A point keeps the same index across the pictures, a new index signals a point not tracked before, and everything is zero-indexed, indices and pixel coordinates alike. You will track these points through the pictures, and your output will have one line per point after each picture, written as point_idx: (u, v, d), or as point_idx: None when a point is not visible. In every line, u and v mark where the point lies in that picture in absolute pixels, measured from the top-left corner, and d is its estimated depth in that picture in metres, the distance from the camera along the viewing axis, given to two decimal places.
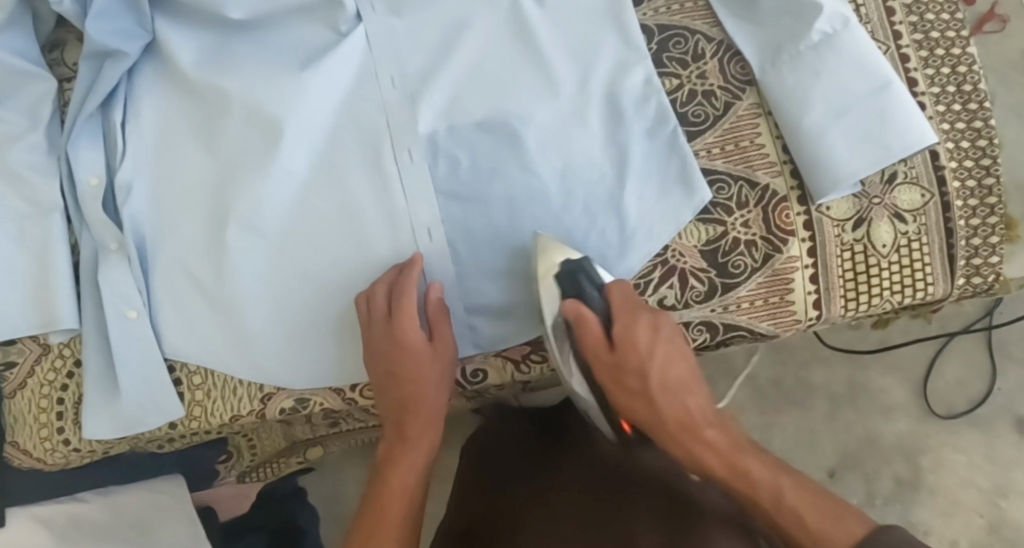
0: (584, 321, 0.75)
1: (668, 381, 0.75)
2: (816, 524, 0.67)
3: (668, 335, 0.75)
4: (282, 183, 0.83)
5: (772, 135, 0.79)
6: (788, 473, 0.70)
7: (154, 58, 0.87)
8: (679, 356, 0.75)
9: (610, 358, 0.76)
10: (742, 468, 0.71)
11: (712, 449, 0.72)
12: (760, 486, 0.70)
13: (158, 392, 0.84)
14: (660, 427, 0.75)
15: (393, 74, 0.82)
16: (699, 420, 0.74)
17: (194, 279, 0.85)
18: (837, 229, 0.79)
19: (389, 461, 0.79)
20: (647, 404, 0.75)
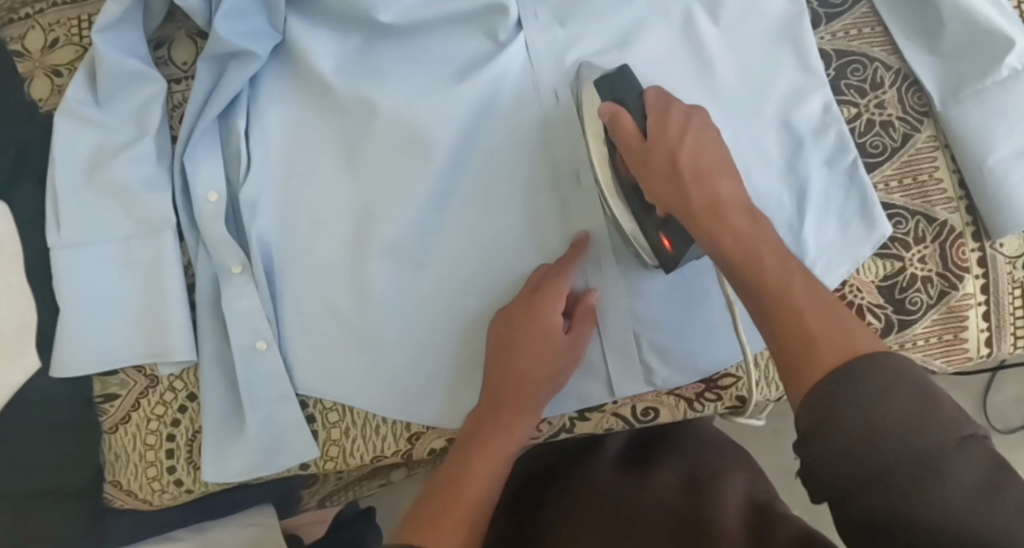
0: (617, 123, 0.66)
1: (700, 160, 0.63)
2: (821, 332, 0.54)
3: (702, 125, 0.65)
4: (436, 205, 0.77)
5: (949, 169, 0.77)
6: (807, 272, 0.58)
7: (282, 63, 0.79)
8: (714, 140, 0.64)
9: (639, 146, 0.65)
10: (755, 253, 0.59)
11: (734, 231, 0.60)
12: (771, 272, 0.57)
13: (288, 430, 0.77)
14: (693, 204, 0.62)
15: (556, 89, 0.77)
16: (759, 242, 0.59)
17: (330, 309, 0.77)
18: (1009, 266, 0.77)
19: (479, 434, 0.70)
20: (678, 191, 0.63)
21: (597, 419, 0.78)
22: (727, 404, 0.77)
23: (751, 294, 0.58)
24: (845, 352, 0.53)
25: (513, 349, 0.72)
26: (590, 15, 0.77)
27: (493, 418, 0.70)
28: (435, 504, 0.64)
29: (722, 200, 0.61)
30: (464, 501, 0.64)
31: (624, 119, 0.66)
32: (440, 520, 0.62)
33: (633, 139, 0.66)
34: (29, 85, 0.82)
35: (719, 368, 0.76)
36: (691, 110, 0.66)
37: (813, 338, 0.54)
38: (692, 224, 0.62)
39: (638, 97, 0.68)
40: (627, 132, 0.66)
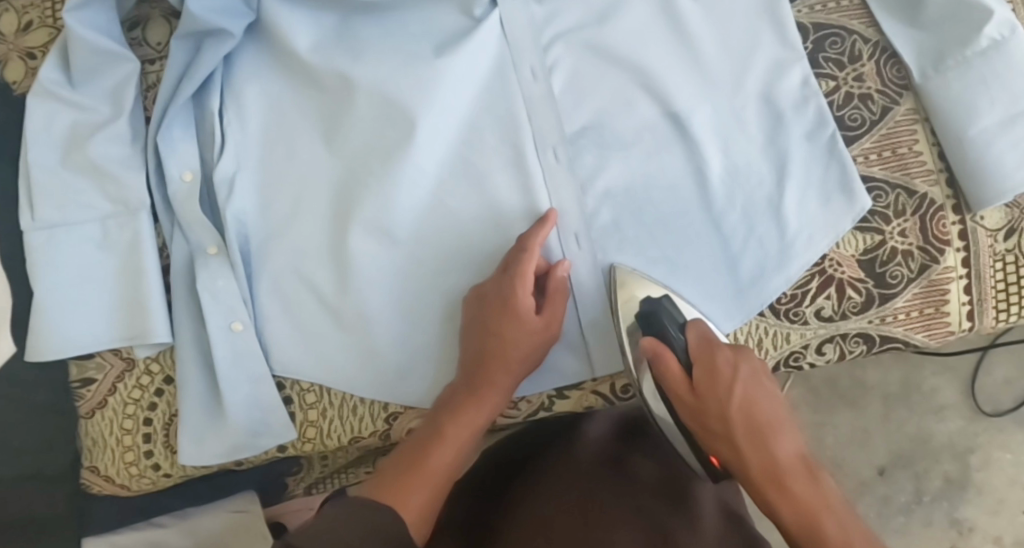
0: (661, 360, 0.68)
1: (754, 420, 0.64)
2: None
3: (752, 377, 0.66)
4: (413, 182, 0.76)
5: (929, 142, 0.77)
6: (872, 546, 0.57)
7: (257, 42, 0.79)
8: (764, 391, 0.65)
9: (689, 398, 0.67)
10: (816, 531, 0.59)
11: (795, 501, 0.61)
12: (835, 545, 0.57)
13: (265, 412, 0.77)
14: (751, 472, 0.63)
15: (534, 66, 0.76)
16: (821, 508, 0.60)
17: (309, 287, 0.77)
18: (990, 240, 0.77)
19: (449, 404, 0.72)
20: (732, 449, 0.64)
21: (576, 397, 0.78)
22: None
23: None
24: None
25: (487, 325, 0.73)
26: None
27: (464, 389, 0.72)
28: (400, 469, 0.67)
29: (779, 466, 0.62)
30: (426, 469, 0.67)
31: (665, 360, 0.68)
32: (403, 485, 0.66)
33: (683, 388, 0.67)
34: (3, 68, 0.82)
35: None
36: (736, 353, 0.67)
37: None
38: (748, 484, 0.63)
39: (683, 347, 0.70)
40: (672, 376, 0.68)
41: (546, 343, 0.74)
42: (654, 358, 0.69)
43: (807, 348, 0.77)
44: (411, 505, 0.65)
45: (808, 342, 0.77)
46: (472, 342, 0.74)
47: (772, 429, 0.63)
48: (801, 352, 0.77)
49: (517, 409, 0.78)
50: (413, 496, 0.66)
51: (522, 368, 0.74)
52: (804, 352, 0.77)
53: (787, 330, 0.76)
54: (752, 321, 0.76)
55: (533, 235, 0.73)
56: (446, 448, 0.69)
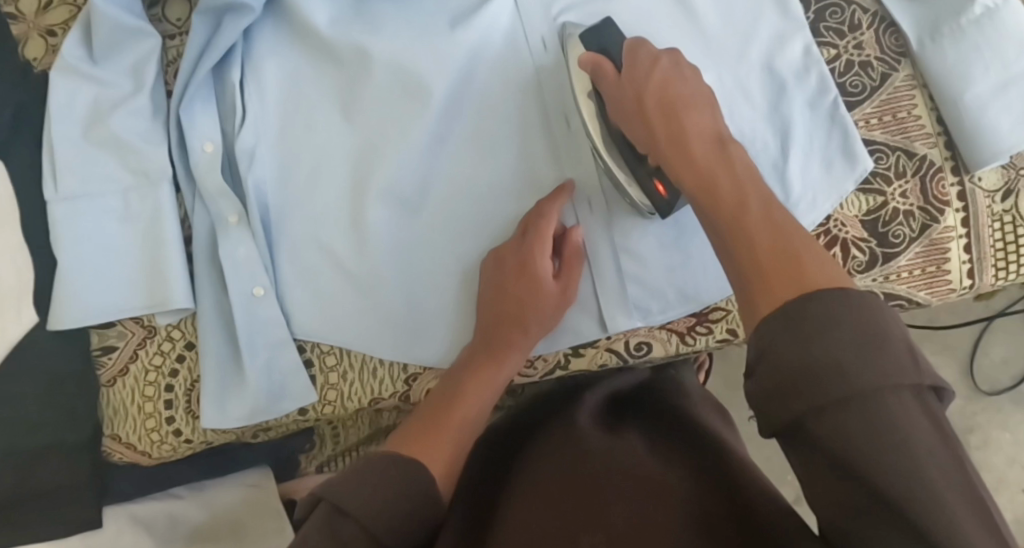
0: (600, 72, 0.71)
1: (670, 94, 0.66)
2: (770, 260, 0.56)
3: (671, 65, 0.68)
4: (430, 150, 0.79)
5: (927, 107, 0.80)
6: (765, 199, 0.60)
7: (276, 17, 0.81)
8: (687, 79, 0.67)
9: (622, 87, 0.69)
10: (713, 193, 0.61)
11: (701, 165, 0.62)
12: (727, 200, 0.60)
13: (286, 375, 0.78)
14: (660, 142, 0.65)
15: (545, 35, 0.79)
16: (720, 175, 0.61)
17: (330, 253, 0.79)
18: (988, 201, 0.80)
19: (469, 367, 0.74)
20: (646, 129, 0.66)
21: (591, 355, 0.79)
22: (718, 337, 0.79)
23: (716, 209, 0.60)
24: (786, 261, 0.56)
25: (503, 291, 0.74)
26: None
27: (482, 353, 0.74)
28: (422, 428, 0.70)
29: (687, 135, 0.64)
30: (449, 430, 0.70)
31: (604, 65, 0.70)
32: (426, 441, 0.68)
33: (610, 68, 0.70)
34: (24, 47, 0.83)
35: (710, 302, 0.77)
36: (661, 52, 0.69)
37: (765, 273, 0.56)
38: (663, 162, 0.65)
39: (620, 47, 0.73)
40: (606, 76, 0.70)
41: (563, 309, 0.76)
42: (593, 66, 0.71)
43: None
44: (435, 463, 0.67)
45: None
46: (489, 307, 0.75)
47: (685, 88, 0.66)
48: None
49: (534, 368, 0.80)
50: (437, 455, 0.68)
51: (541, 333, 0.76)
52: None
53: None
54: None
55: (549, 203, 0.75)
56: (465, 404, 0.72)
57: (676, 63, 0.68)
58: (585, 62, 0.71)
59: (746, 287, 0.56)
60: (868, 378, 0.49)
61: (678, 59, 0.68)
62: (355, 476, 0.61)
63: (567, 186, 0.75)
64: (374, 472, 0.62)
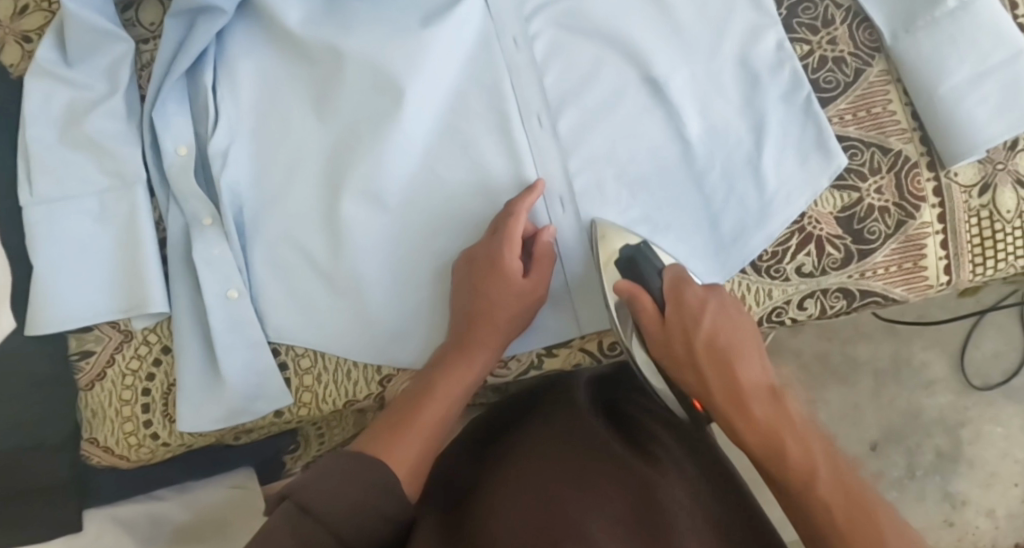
0: (638, 304, 0.70)
1: (717, 344, 0.66)
2: (840, 507, 0.59)
3: (720, 303, 0.68)
4: (403, 149, 0.77)
5: (902, 102, 0.79)
6: (829, 453, 0.62)
7: (248, 17, 0.80)
8: (731, 321, 0.67)
9: (658, 326, 0.70)
10: (777, 446, 0.62)
11: (757, 425, 0.63)
12: (795, 464, 0.61)
13: (261, 377, 0.78)
14: (715, 398, 0.65)
15: (517, 35, 0.78)
16: (781, 428, 0.62)
17: (305, 254, 0.79)
18: (964, 196, 0.79)
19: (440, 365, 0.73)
20: (695, 374, 0.67)
21: (565, 355, 0.79)
22: None
23: (780, 475, 0.62)
24: (870, 534, 0.57)
25: (475, 288, 0.74)
26: None
27: (453, 351, 0.74)
28: (389, 427, 0.69)
29: (743, 394, 0.64)
30: (419, 427, 0.69)
31: (642, 302, 0.70)
32: (395, 440, 0.68)
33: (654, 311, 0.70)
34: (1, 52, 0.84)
35: None
36: (706, 289, 0.69)
37: (842, 530, 0.58)
38: (718, 414, 0.66)
39: (657, 274, 0.73)
40: (647, 314, 0.70)
41: (535, 306, 0.76)
42: (631, 295, 0.71)
43: (789, 304, 0.78)
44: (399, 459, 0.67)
45: (790, 297, 0.78)
46: (461, 305, 0.75)
47: (735, 334, 0.67)
48: (783, 307, 0.78)
49: (508, 369, 0.79)
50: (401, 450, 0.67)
51: (513, 330, 0.75)
52: (786, 308, 0.78)
53: (768, 286, 0.78)
54: (734, 279, 0.77)
55: (521, 202, 0.75)
56: (437, 401, 0.71)
57: (714, 296, 0.69)
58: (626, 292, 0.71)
59: (810, 524, 0.60)
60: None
61: (721, 299, 0.69)
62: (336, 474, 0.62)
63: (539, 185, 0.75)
64: (355, 474, 0.62)
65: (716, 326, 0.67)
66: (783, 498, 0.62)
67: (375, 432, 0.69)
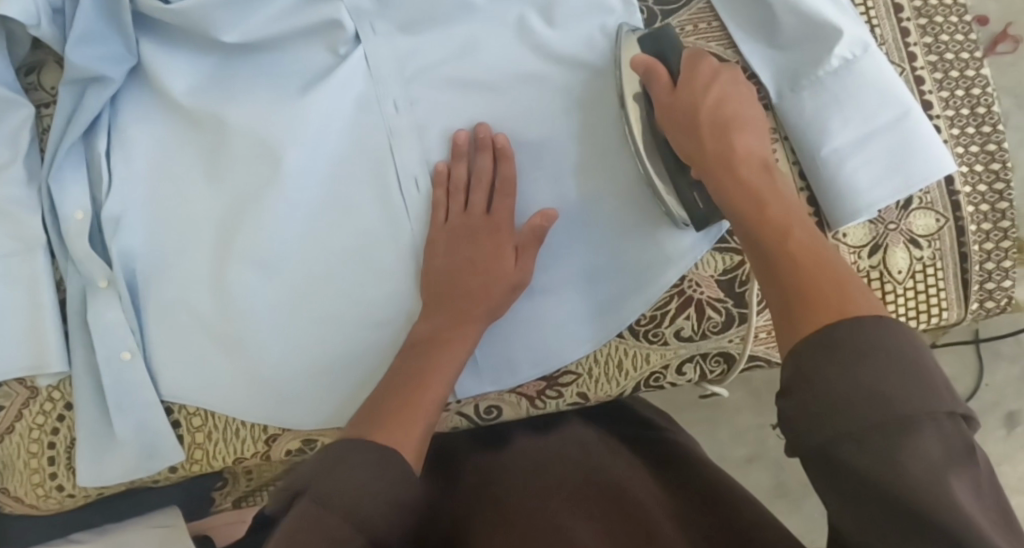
0: (653, 74, 0.72)
1: (721, 111, 0.70)
2: (806, 276, 0.58)
3: (728, 80, 0.72)
4: (287, 214, 0.78)
5: (789, 161, 0.78)
6: (807, 224, 0.63)
7: (140, 85, 0.82)
8: (739, 99, 0.71)
9: (669, 97, 0.71)
10: (760, 210, 0.64)
11: (750, 192, 0.65)
12: (774, 218, 0.63)
13: (153, 435, 0.80)
14: (706, 159, 0.68)
15: (396, 98, 0.78)
16: (763, 193, 0.65)
17: (196, 318, 0.80)
18: (853, 257, 0.78)
19: (415, 368, 0.68)
20: (691, 133, 0.69)
21: (440, 419, 0.78)
22: (569, 400, 0.78)
23: (762, 249, 0.62)
24: (830, 286, 0.57)
25: (464, 261, 0.74)
26: (429, 22, 0.78)
27: (442, 329, 0.72)
28: (387, 411, 0.63)
29: (733, 157, 0.67)
30: (422, 403, 0.64)
31: (659, 69, 0.72)
32: (393, 417, 0.63)
33: (512, 186, 0.75)
34: None
35: (562, 365, 0.77)
36: (719, 67, 0.72)
37: (806, 293, 0.57)
38: (708, 182, 0.68)
39: (677, 51, 0.73)
40: (660, 83, 0.72)
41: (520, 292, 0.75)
42: (648, 70, 0.72)
43: (667, 368, 0.78)
44: (408, 451, 0.61)
45: (668, 362, 0.78)
46: (448, 278, 0.74)
47: (742, 125, 0.69)
48: (661, 372, 0.78)
49: None
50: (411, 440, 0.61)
51: (502, 308, 0.74)
52: (665, 373, 0.78)
53: (647, 351, 0.77)
54: (612, 342, 0.77)
55: (497, 166, 0.75)
56: (436, 376, 0.68)
57: (727, 81, 0.71)
58: (462, 136, 0.76)
59: (783, 298, 0.58)
60: (901, 403, 0.51)
61: (735, 78, 0.72)
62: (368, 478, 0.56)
63: (484, 130, 0.76)
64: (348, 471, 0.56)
65: (733, 118, 0.69)
66: (764, 284, 0.61)
67: (369, 408, 0.64)
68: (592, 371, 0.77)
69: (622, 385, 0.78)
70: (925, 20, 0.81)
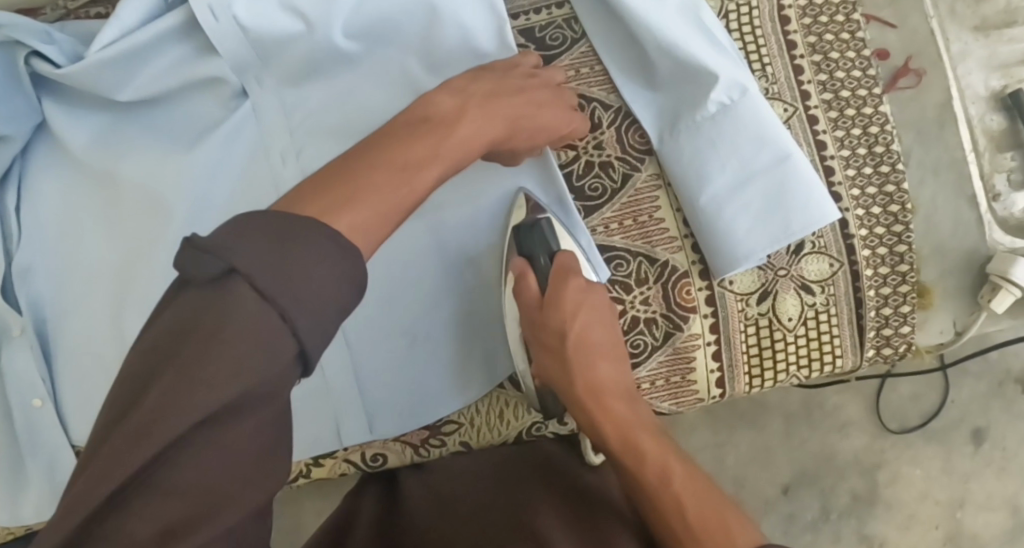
0: (523, 283, 0.71)
1: (586, 341, 0.69)
2: (691, 510, 0.56)
3: (598, 299, 0.70)
4: (175, 269, 0.81)
5: (672, 208, 0.76)
6: (685, 467, 0.60)
7: (48, 140, 0.85)
8: (601, 322, 0.70)
9: (535, 312, 0.71)
10: (636, 447, 0.62)
11: (616, 421, 0.65)
12: (650, 461, 0.61)
13: (65, 477, 0.84)
14: (580, 400, 0.67)
15: (285, 150, 0.81)
16: (638, 427, 0.64)
17: (101, 366, 0.83)
18: (741, 304, 0.76)
19: (351, 168, 0.56)
20: (564, 368, 0.69)
21: (330, 465, 0.80)
22: (452, 449, 0.79)
23: (644, 505, 0.59)
24: (705, 510, 0.56)
25: (500, 88, 0.68)
26: (312, 76, 0.81)
27: (434, 111, 0.63)
28: (334, 194, 0.53)
29: (605, 390, 0.67)
30: (380, 195, 0.55)
31: (526, 283, 0.71)
32: (339, 195, 0.54)
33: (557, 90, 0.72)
34: None
35: (441, 415, 0.78)
36: (588, 283, 0.70)
37: (692, 528, 0.55)
38: (585, 418, 0.67)
39: (553, 253, 0.72)
40: (528, 292, 0.71)
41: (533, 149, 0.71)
42: (517, 282, 0.72)
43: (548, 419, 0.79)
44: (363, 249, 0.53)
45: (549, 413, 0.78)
46: (483, 102, 0.66)
47: (607, 363, 0.69)
48: (542, 423, 0.79)
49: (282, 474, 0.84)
50: (348, 215, 0.53)
51: (517, 131, 0.68)
52: (545, 423, 0.79)
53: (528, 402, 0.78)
54: (491, 393, 0.78)
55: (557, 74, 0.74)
56: (410, 150, 0.59)
57: (589, 291, 0.70)
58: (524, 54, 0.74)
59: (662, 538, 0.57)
60: None
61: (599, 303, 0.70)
62: (276, 246, 0.48)
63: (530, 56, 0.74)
64: (283, 244, 0.48)
65: (604, 348, 0.69)
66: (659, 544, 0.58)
67: (305, 188, 0.54)
68: (474, 420, 0.79)
69: (504, 433, 0.79)
70: (820, 56, 0.78)
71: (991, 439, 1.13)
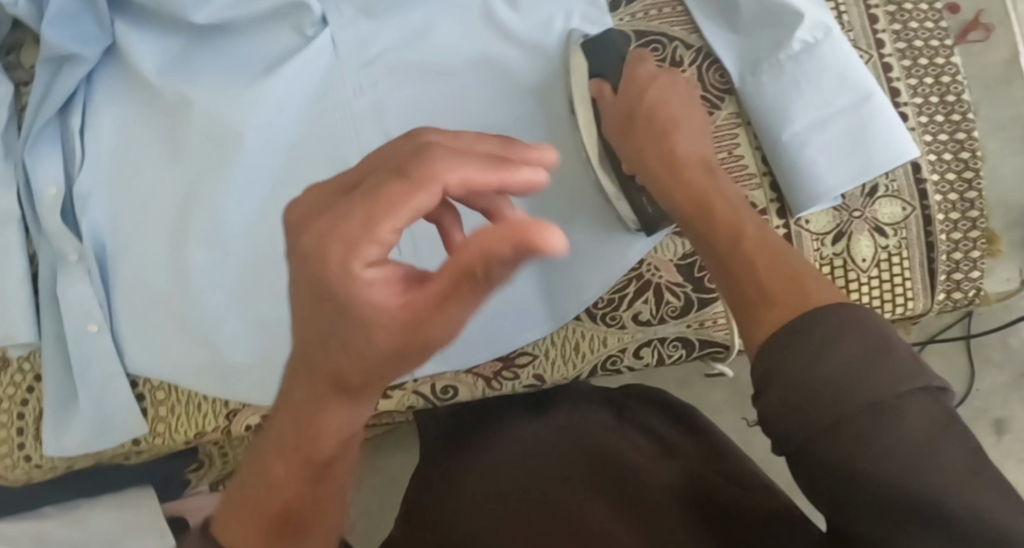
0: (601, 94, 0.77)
1: (661, 114, 0.73)
2: (765, 276, 0.59)
3: (665, 84, 0.74)
4: (246, 192, 0.81)
5: (751, 146, 0.78)
6: (759, 222, 0.65)
7: (115, 67, 0.84)
8: (680, 110, 0.73)
9: (615, 101, 0.75)
10: (705, 208, 0.67)
11: (686, 187, 0.69)
12: (723, 223, 0.65)
13: (118, 407, 0.81)
14: (652, 172, 0.71)
15: (359, 79, 0.80)
16: (710, 197, 0.67)
17: (159, 296, 0.82)
18: (816, 244, 0.77)
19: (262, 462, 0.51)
20: (642, 145, 0.72)
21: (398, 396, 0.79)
22: (525, 382, 0.79)
23: (723, 268, 0.63)
24: (777, 268, 0.60)
25: None
26: (390, 9, 0.79)
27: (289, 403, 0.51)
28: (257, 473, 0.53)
29: (685, 184, 0.69)
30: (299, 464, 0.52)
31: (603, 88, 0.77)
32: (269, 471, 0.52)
33: None
34: None
35: (518, 346, 0.78)
36: (659, 70, 0.75)
37: (766, 296, 0.58)
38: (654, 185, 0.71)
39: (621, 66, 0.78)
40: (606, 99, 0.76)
41: None
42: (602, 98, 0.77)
43: (624, 352, 0.78)
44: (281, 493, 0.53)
45: (625, 345, 0.78)
46: None
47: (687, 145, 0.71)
48: (618, 355, 0.79)
49: None
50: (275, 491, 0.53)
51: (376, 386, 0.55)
52: (621, 356, 0.79)
53: (604, 334, 0.78)
54: (568, 325, 0.78)
55: None
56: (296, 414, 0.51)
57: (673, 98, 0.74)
58: None
59: (738, 297, 0.60)
60: (871, 384, 0.51)
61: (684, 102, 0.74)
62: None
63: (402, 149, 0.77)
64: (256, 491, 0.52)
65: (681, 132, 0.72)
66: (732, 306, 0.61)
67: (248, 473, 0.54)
68: (548, 353, 0.79)
69: (579, 366, 0.79)
70: (894, 7, 0.80)
71: (1013, 431, 1.13)
